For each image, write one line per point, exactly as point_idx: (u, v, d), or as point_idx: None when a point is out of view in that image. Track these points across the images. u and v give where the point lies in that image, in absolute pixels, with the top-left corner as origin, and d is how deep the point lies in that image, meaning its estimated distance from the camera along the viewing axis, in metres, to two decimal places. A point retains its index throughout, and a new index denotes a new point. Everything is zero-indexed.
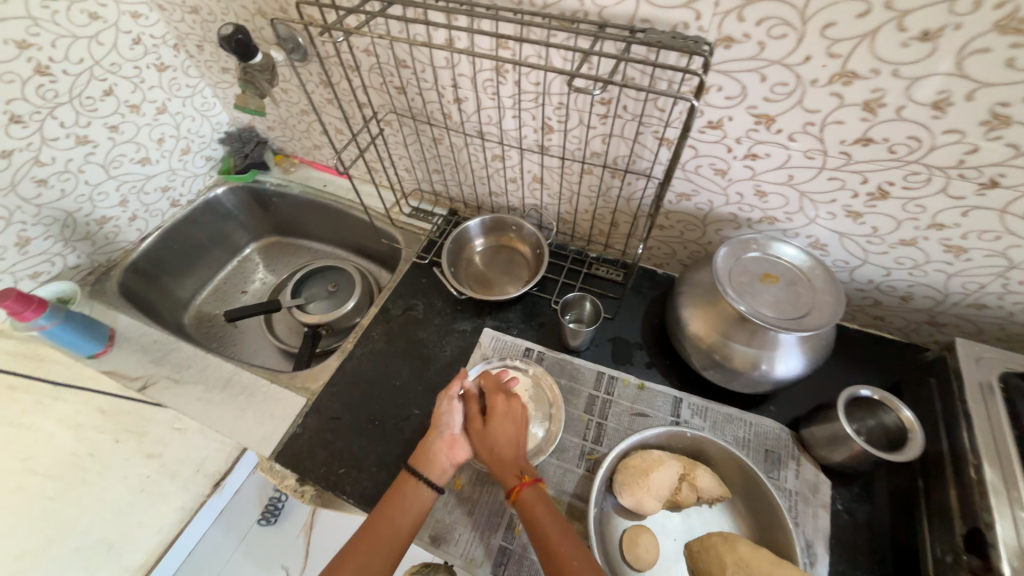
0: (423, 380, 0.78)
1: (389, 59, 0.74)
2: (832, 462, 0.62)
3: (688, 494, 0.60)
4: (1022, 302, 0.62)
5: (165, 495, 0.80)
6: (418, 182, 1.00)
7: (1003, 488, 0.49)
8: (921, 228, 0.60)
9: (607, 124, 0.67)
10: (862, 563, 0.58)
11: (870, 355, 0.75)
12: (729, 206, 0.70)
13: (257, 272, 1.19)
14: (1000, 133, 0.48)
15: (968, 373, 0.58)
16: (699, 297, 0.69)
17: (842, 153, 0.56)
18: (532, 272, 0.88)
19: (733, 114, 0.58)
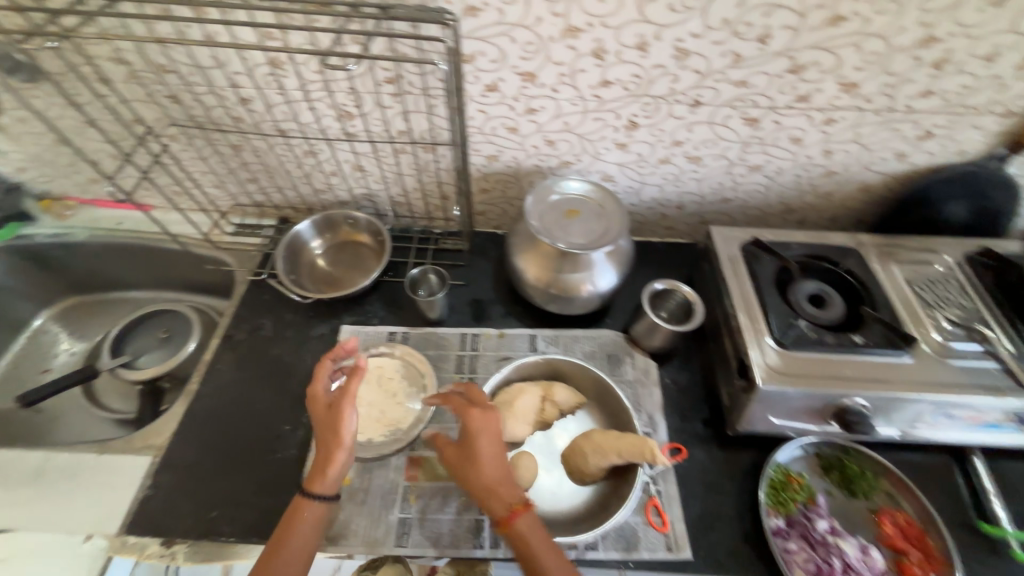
0: (288, 394, 0.74)
1: (146, 65, 0.67)
2: (653, 347, 0.76)
3: (551, 410, 0.69)
4: (747, 190, 0.83)
5: None
6: (234, 197, 0.91)
7: (751, 325, 0.66)
8: (668, 147, 0.75)
9: (401, 102, 0.70)
10: (690, 415, 0.73)
11: (671, 259, 0.91)
12: (531, 159, 0.79)
13: (59, 344, 0.99)
14: (686, 63, 0.63)
15: (721, 250, 0.75)
16: (523, 244, 0.77)
17: (595, 96, 0.68)
18: (377, 258, 0.87)
19: (502, 75, 0.66)
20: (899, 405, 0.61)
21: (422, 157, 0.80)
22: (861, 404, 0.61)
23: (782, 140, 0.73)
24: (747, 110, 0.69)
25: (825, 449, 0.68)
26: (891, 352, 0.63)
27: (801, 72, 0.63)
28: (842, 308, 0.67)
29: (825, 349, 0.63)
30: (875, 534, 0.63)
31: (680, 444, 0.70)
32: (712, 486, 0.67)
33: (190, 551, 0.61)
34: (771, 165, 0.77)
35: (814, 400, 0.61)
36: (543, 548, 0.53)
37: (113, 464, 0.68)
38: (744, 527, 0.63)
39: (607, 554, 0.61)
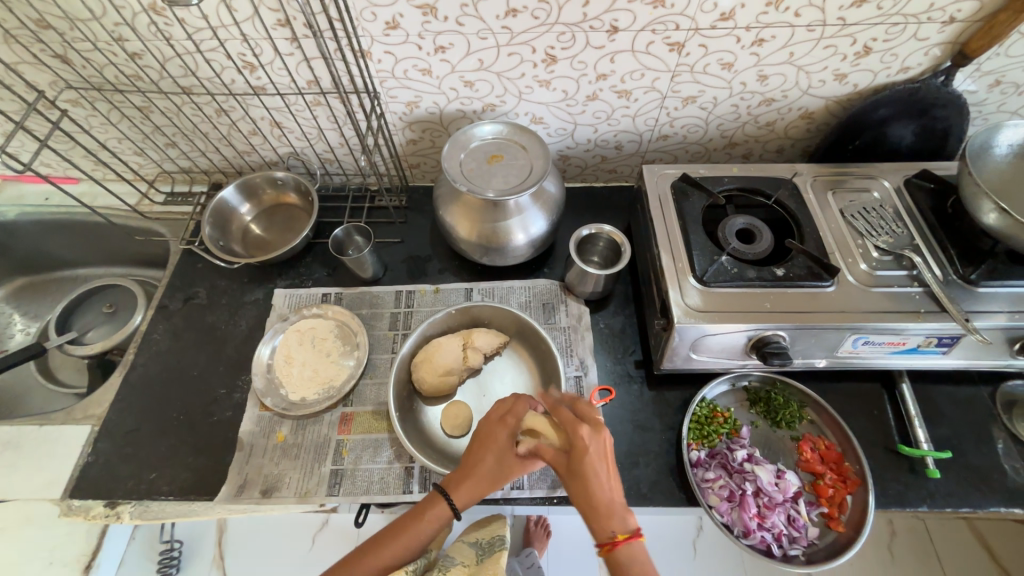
0: (223, 359, 0.75)
1: (18, 23, 0.63)
2: (587, 294, 0.75)
3: (474, 355, 0.70)
4: (686, 125, 0.79)
5: None
6: (159, 164, 0.88)
7: (673, 264, 0.64)
8: (594, 82, 0.71)
9: (300, 48, 0.66)
10: (622, 358, 0.73)
11: (614, 203, 0.89)
12: (453, 103, 0.75)
13: (12, 324, 0.99)
14: None
15: (651, 189, 0.72)
16: (447, 198, 0.73)
17: (504, 28, 0.63)
18: (309, 216, 0.85)
19: (400, 10, 0.61)
20: (818, 335, 0.61)
21: (338, 108, 0.75)
22: (780, 336, 0.61)
23: (712, 66, 0.68)
24: (669, 34, 0.64)
25: (753, 383, 0.69)
26: (814, 284, 0.61)
27: None
28: (770, 242, 0.66)
29: (745, 284, 0.62)
30: (795, 460, 0.65)
31: (610, 385, 0.71)
32: (639, 424, 0.68)
33: (133, 510, 0.64)
34: (705, 96, 0.73)
35: (732, 335, 0.61)
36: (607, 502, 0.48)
37: (58, 435, 0.70)
38: (667, 460, 0.65)
39: (532, 492, 0.63)
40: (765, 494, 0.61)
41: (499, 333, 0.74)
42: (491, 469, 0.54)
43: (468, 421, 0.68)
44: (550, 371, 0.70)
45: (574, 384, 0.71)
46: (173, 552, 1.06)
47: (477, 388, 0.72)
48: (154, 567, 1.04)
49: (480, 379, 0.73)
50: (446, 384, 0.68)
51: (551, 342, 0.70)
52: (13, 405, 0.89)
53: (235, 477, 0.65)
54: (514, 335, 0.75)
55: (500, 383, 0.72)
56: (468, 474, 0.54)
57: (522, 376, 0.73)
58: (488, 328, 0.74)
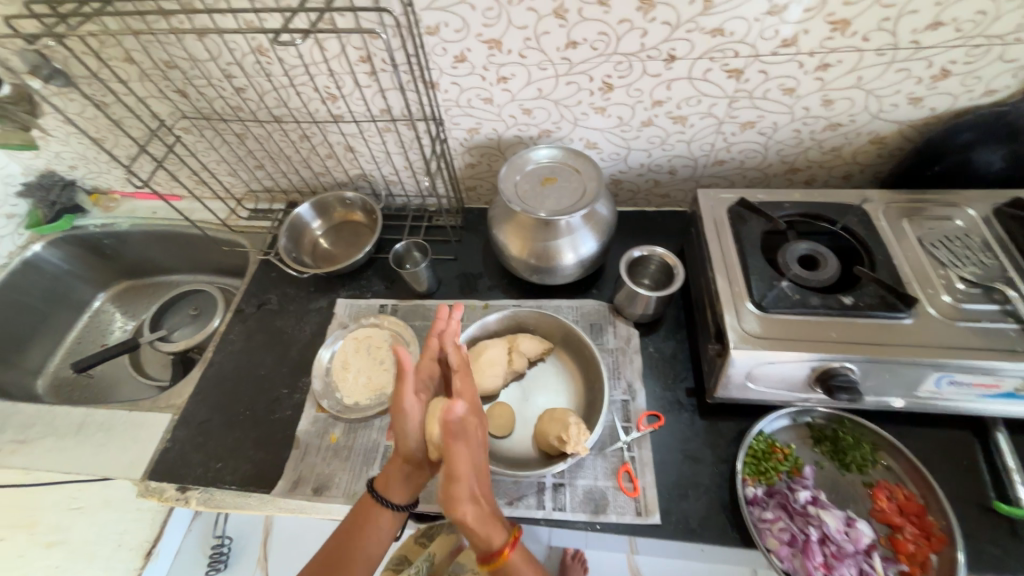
0: (288, 361, 0.81)
1: (152, 64, 0.74)
2: (637, 316, 0.74)
3: (519, 359, 0.71)
4: (743, 150, 0.78)
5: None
6: (247, 183, 0.98)
7: (729, 288, 0.62)
8: (649, 108, 0.72)
9: (376, 80, 0.73)
10: (672, 384, 0.71)
11: (666, 228, 0.88)
12: (511, 129, 0.79)
13: (114, 322, 1.13)
14: (653, 14, 0.60)
15: (707, 213, 0.71)
16: (501, 218, 0.76)
17: (564, 58, 0.67)
18: (372, 233, 0.92)
19: (469, 45, 0.66)
20: (893, 370, 0.56)
21: (406, 134, 0.82)
22: (849, 368, 0.56)
23: (773, 92, 0.68)
24: (728, 61, 0.65)
25: (817, 419, 0.64)
26: (888, 314, 0.57)
27: (782, 13, 0.58)
28: (836, 269, 0.62)
29: (809, 312, 0.59)
30: (868, 508, 0.59)
31: (658, 411, 0.69)
32: (689, 454, 0.65)
33: (199, 497, 0.69)
34: (765, 121, 0.72)
35: (795, 365, 0.57)
36: (489, 517, 0.50)
37: (143, 420, 0.79)
38: (720, 495, 0.62)
39: (575, 515, 0.61)
40: (833, 543, 0.56)
41: (544, 339, 0.75)
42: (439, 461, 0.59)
43: (512, 425, 0.68)
44: (592, 378, 0.70)
45: (621, 408, 0.69)
46: (223, 549, 1.05)
47: (521, 393, 0.72)
48: (203, 564, 1.04)
49: (524, 384, 0.73)
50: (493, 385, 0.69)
51: (596, 349, 0.70)
52: (107, 394, 1.00)
53: (291, 473, 0.68)
54: (559, 342, 0.75)
55: (544, 389, 0.72)
56: (400, 468, 0.57)
57: (565, 383, 0.73)
58: (533, 334, 0.75)
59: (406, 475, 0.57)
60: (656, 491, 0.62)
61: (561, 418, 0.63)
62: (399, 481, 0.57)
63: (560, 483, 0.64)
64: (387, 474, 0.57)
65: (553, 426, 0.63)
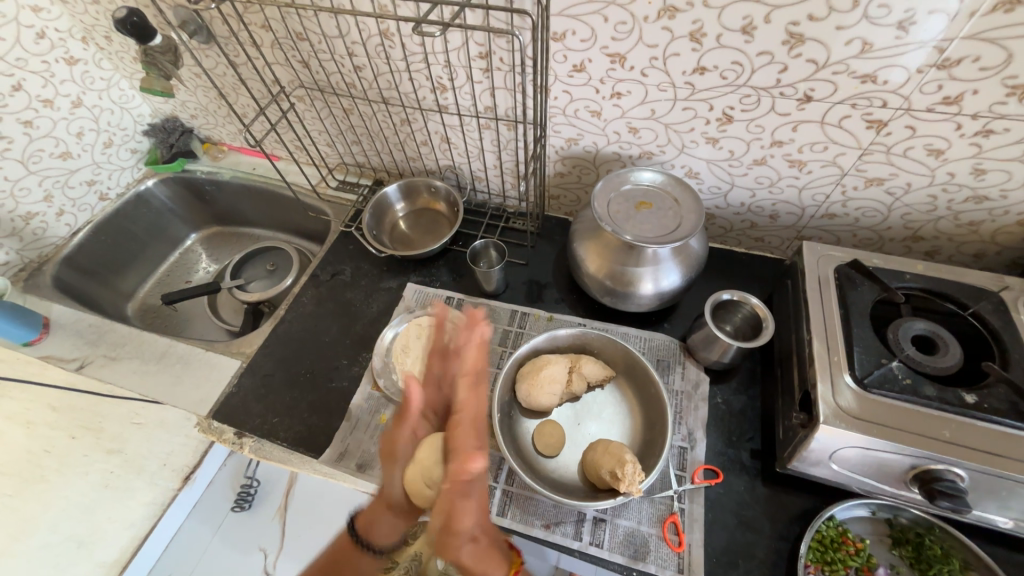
0: (352, 334, 0.83)
1: (285, 33, 0.78)
2: (709, 361, 0.70)
3: (579, 381, 0.69)
4: (862, 207, 0.71)
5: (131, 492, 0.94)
6: (341, 156, 1.03)
7: (827, 356, 0.57)
8: (766, 147, 0.68)
9: (489, 78, 0.73)
10: (737, 442, 0.66)
11: (753, 273, 0.83)
12: (611, 145, 0.77)
13: (200, 262, 1.22)
14: (799, 50, 0.56)
15: (811, 269, 0.66)
16: (586, 234, 0.74)
17: (687, 83, 0.64)
18: (451, 225, 0.93)
19: (591, 56, 0.65)
20: (1010, 489, 0.49)
21: (505, 134, 0.82)
22: (956, 475, 0.50)
23: (916, 150, 0.61)
24: (872, 110, 0.59)
25: (900, 519, 0.58)
26: (1018, 425, 0.50)
27: (951, 67, 0.52)
28: (958, 359, 0.56)
29: (919, 402, 0.53)
30: None
31: (717, 467, 0.64)
32: (745, 521, 0.60)
33: (252, 445, 0.73)
34: (896, 180, 0.66)
35: (892, 457, 0.52)
36: (491, 557, 0.51)
37: (216, 361, 0.84)
38: (773, 574, 0.57)
39: (611, 555, 0.59)
40: None
41: (607, 365, 0.72)
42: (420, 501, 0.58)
43: (560, 447, 0.66)
44: (653, 417, 0.67)
45: (677, 455, 0.65)
46: (250, 490, 1.04)
47: (573, 416, 0.70)
48: (231, 501, 1.04)
49: (577, 407, 0.71)
50: (548, 402, 0.67)
51: (663, 389, 0.66)
52: (184, 328, 1.08)
53: (340, 443, 0.71)
54: (621, 372, 0.72)
55: (597, 416, 0.70)
56: (382, 515, 0.57)
57: (621, 414, 0.70)
58: (596, 358, 0.73)
59: (391, 520, 0.57)
60: (703, 551, 0.58)
61: (616, 454, 0.60)
62: (387, 526, 0.57)
63: (600, 518, 0.61)
64: (372, 516, 0.57)
65: (606, 460, 0.60)
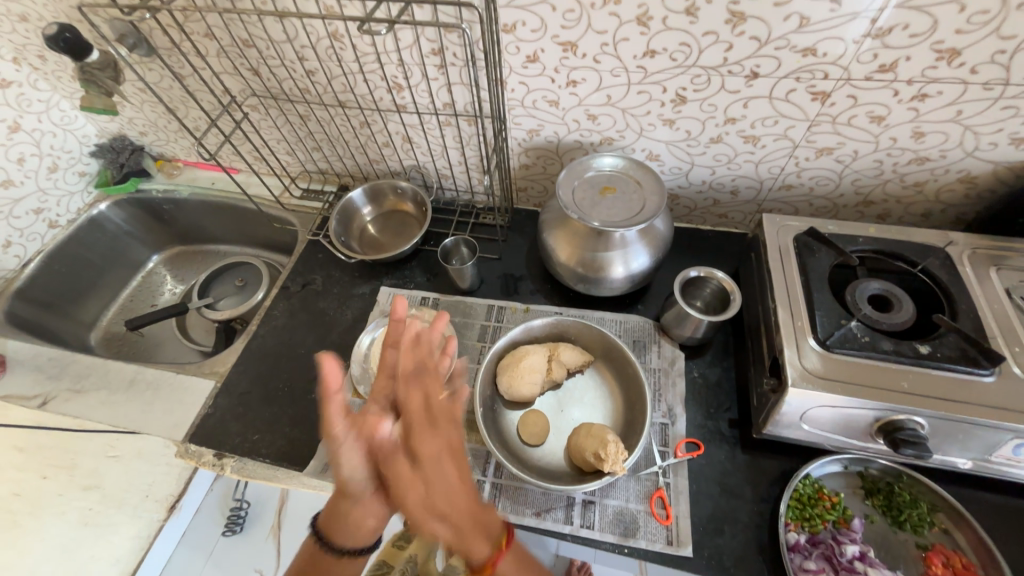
0: (328, 343, 0.82)
1: (230, 41, 0.76)
2: (683, 338, 0.72)
3: (558, 369, 0.70)
4: (815, 177, 0.74)
5: (115, 526, 0.86)
6: (303, 164, 1.01)
7: (791, 322, 0.59)
8: (721, 125, 0.69)
9: (445, 74, 0.72)
10: (715, 413, 0.68)
11: (719, 248, 0.85)
12: (572, 134, 0.77)
13: (165, 284, 1.18)
14: (742, 28, 0.57)
15: (771, 240, 0.68)
16: (555, 224, 0.74)
17: (639, 67, 0.65)
18: (420, 225, 0.92)
19: (543, 46, 0.65)
20: (965, 430, 0.52)
21: (466, 130, 0.81)
22: (918, 423, 0.53)
23: (859, 118, 0.64)
24: (816, 82, 0.61)
25: (871, 470, 0.61)
26: (968, 370, 0.53)
27: (885, 36, 0.55)
28: (911, 313, 0.59)
29: (878, 357, 0.55)
30: (919, 571, 0.55)
31: (699, 439, 0.66)
32: (727, 488, 0.63)
33: (234, 465, 0.71)
34: (844, 148, 0.68)
35: (856, 412, 0.54)
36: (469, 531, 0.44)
37: (189, 384, 0.82)
38: (757, 536, 0.59)
39: (602, 535, 0.60)
40: None
41: (585, 350, 0.73)
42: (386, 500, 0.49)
43: (544, 435, 0.67)
44: (633, 397, 0.68)
45: (659, 431, 0.67)
46: (240, 512, 0.98)
47: (556, 404, 0.71)
48: (221, 525, 0.97)
49: (559, 394, 0.72)
50: (531, 392, 0.68)
51: (640, 369, 0.68)
52: (153, 353, 1.04)
53: (324, 454, 0.70)
54: (599, 356, 0.73)
55: (579, 402, 0.71)
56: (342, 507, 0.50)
57: (602, 398, 0.71)
58: (573, 344, 0.74)
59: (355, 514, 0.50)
60: (690, 521, 0.60)
61: (599, 435, 0.61)
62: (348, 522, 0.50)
63: (590, 500, 0.63)
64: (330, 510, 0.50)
65: (589, 441, 0.61)
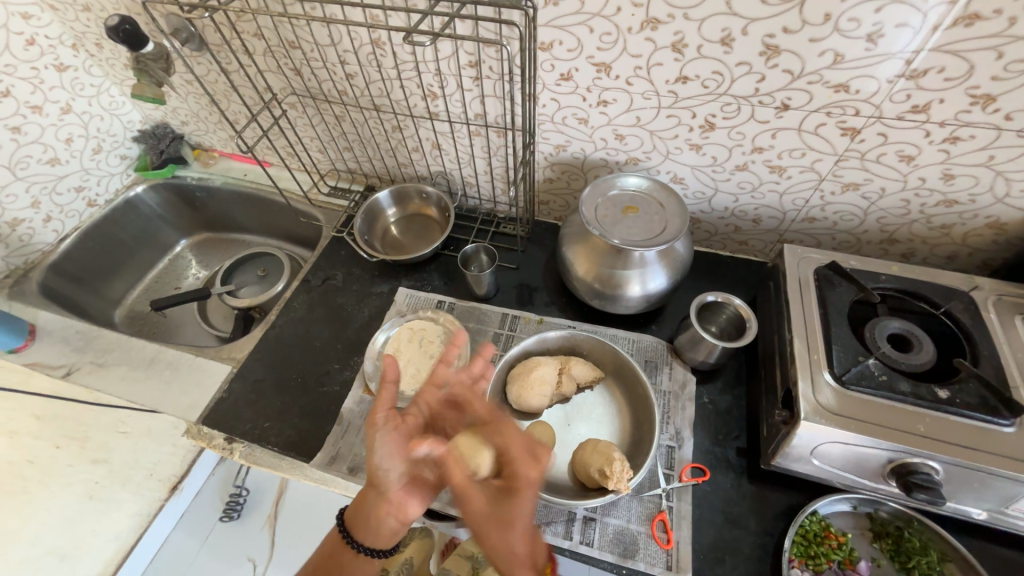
0: (343, 338, 0.84)
1: (277, 41, 0.80)
2: (696, 362, 0.72)
3: (568, 382, 0.70)
4: (839, 212, 0.74)
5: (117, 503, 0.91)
6: (333, 162, 1.04)
7: (807, 354, 0.59)
8: (748, 153, 0.70)
9: (479, 86, 0.75)
10: (723, 440, 0.68)
11: (738, 275, 0.85)
12: (598, 152, 0.79)
13: (190, 268, 1.21)
14: (776, 61, 0.58)
15: (791, 271, 0.68)
16: (576, 239, 0.75)
17: (670, 92, 0.66)
18: (442, 230, 0.94)
19: (578, 65, 0.67)
20: (982, 480, 0.51)
21: (494, 141, 0.83)
22: (932, 468, 0.52)
23: (888, 156, 0.64)
24: (846, 118, 0.61)
25: (881, 513, 0.59)
26: (988, 418, 0.52)
27: (919, 78, 0.55)
28: (932, 356, 0.58)
29: (895, 397, 0.54)
30: None
31: (704, 465, 0.66)
32: (731, 518, 0.62)
33: (243, 451, 0.72)
34: (871, 184, 0.68)
35: (870, 451, 0.53)
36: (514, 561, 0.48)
37: (206, 367, 0.85)
38: (759, 569, 0.58)
39: (601, 553, 0.60)
40: None
41: (596, 365, 0.73)
42: (411, 505, 0.55)
43: (549, 447, 0.67)
44: (642, 416, 0.68)
45: (665, 454, 0.67)
46: (239, 499, 1.02)
47: (563, 417, 0.71)
48: (219, 510, 1.02)
49: (567, 408, 0.72)
50: (540, 403, 0.68)
51: (651, 389, 0.68)
52: (173, 334, 1.07)
53: (331, 447, 0.71)
54: (610, 372, 0.74)
55: (587, 417, 0.71)
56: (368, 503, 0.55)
57: (610, 415, 0.71)
58: (585, 358, 0.74)
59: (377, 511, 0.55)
60: (691, 548, 0.60)
61: (605, 452, 0.61)
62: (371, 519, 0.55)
63: (591, 517, 0.62)
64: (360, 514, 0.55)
65: (594, 457, 0.61)
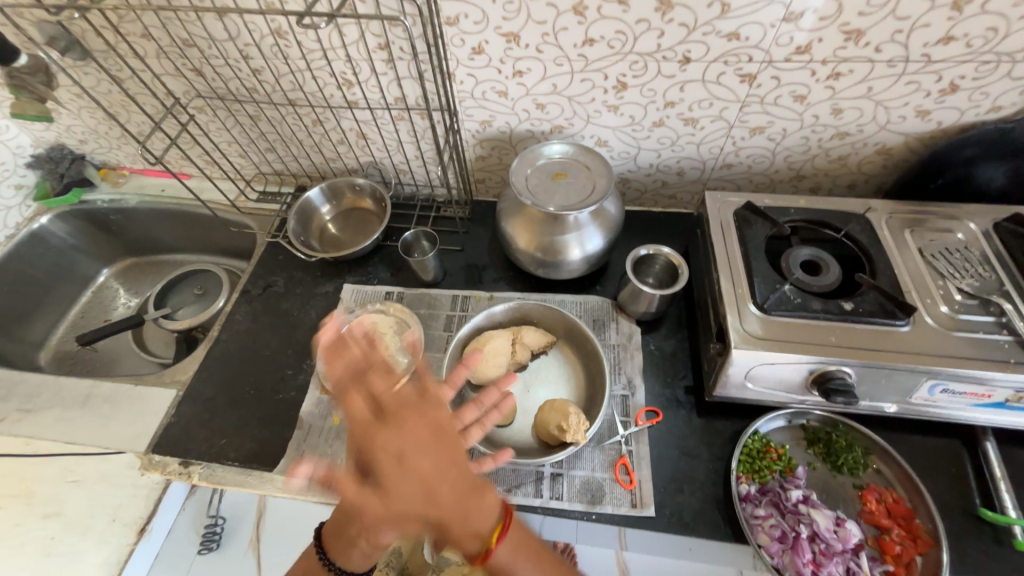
0: (293, 343, 0.82)
1: (170, 41, 0.75)
2: (639, 313, 0.76)
3: (522, 351, 0.72)
4: (752, 155, 0.79)
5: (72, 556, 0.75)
6: (257, 166, 0.99)
7: (733, 289, 0.64)
8: (661, 109, 0.73)
9: (393, 68, 0.73)
10: (672, 382, 0.72)
11: (671, 228, 0.90)
12: (523, 124, 0.80)
13: (118, 298, 1.13)
14: (671, 15, 0.61)
15: (713, 216, 0.72)
16: (512, 211, 0.76)
17: (580, 55, 0.67)
18: (381, 221, 0.92)
19: (487, 37, 0.67)
20: (887, 376, 0.58)
21: (419, 124, 0.82)
22: (846, 372, 0.58)
23: (784, 98, 0.69)
24: (742, 65, 0.65)
25: (811, 422, 0.66)
26: (887, 322, 0.59)
27: (798, 20, 0.59)
28: (837, 275, 0.64)
29: (809, 316, 0.60)
30: (857, 510, 0.61)
31: (657, 407, 0.70)
32: (686, 450, 0.66)
33: (202, 472, 0.70)
34: (774, 127, 0.73)
35: (793, 367, 0.59)
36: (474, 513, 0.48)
37: (150, 395, 0.81)
38: (713, 491, 0.63)
39: (571, 504, 0.63)
40: (822, 540, 0.57)
41: (547, 331, 0.76)
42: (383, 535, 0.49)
43: (512, 415, 0.69)
44: (595, 371, 0.71)
45: (620, 403, 0.70)
46: (216, 528, 0.78)
47: (522, 384, 0.73)
48: (196, 543, 0.78)
49: (525, 375, 0.74)
50: (496, 374, 0.70)
51: (599, 345, 0.71)
52: (109, 369, 1.01)
53: (295, 452, 0.70)
54: (561, 336, 0.76)
55: (545, 382, 0.74)
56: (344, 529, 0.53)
57: (566, 375, 0.74)
58: (536, 326, 0.76)
59: (353, 535, 0.52)
60: (652, 484, 0.64)
61: (561, 408, 0.64)
62: (348, 544, 0.52)
63: (558, 473, 0.65)
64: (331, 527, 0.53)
65: (552, 416, 0.64)
